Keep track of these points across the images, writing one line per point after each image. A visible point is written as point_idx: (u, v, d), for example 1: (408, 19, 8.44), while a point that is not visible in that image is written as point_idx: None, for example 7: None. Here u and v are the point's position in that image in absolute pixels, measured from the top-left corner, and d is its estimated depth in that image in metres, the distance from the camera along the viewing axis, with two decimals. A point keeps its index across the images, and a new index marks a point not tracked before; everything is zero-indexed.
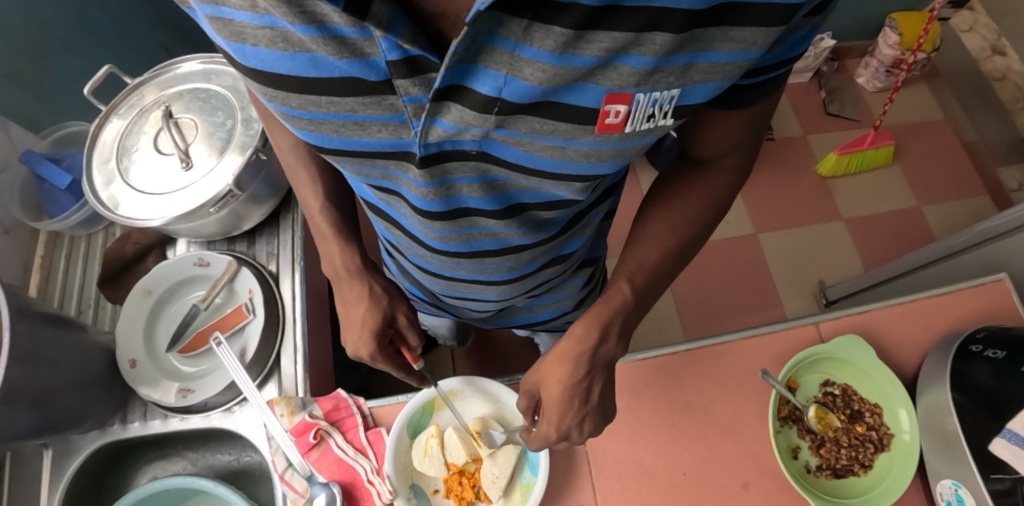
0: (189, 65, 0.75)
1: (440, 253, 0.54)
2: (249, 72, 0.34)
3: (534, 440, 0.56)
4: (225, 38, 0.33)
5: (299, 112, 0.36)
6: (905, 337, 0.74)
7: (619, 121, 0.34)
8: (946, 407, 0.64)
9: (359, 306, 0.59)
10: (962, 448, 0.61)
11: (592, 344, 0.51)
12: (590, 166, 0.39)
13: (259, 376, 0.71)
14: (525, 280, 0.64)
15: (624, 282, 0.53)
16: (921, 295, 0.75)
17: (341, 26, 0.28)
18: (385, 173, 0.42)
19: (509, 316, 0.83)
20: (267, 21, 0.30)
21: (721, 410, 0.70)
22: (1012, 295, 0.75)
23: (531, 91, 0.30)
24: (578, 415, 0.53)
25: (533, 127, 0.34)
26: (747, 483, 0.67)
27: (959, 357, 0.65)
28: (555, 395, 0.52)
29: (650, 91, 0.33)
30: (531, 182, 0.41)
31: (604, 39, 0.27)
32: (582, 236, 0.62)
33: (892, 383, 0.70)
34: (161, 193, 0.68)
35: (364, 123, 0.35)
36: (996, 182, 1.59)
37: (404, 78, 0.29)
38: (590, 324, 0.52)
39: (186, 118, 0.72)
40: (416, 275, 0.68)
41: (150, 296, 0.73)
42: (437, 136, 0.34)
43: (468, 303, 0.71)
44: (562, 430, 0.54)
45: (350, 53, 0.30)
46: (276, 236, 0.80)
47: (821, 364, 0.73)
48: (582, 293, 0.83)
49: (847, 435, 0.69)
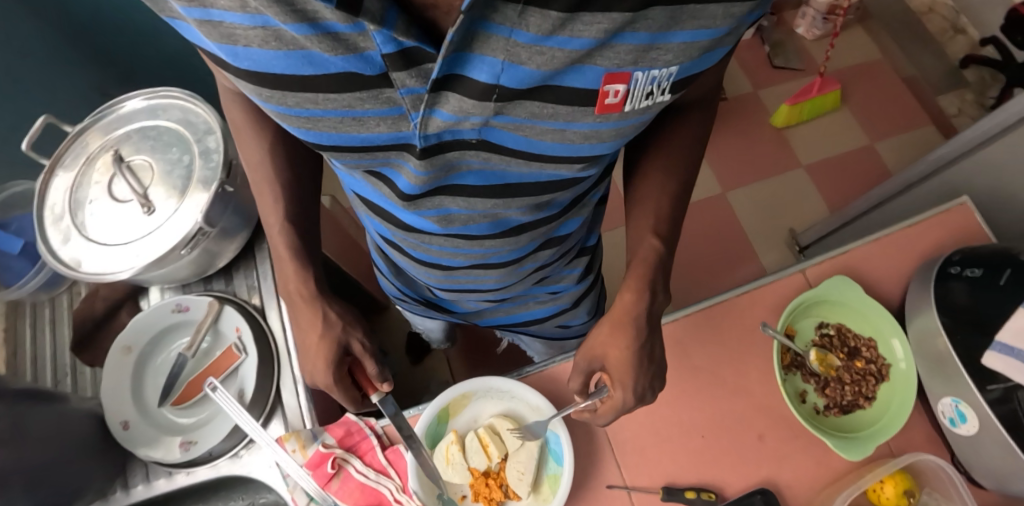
0: (132, 104, 0.72)
1: (439, 237, 0.54)
2: (242, 73, 0.34)
3: (607, 410, 0.57)
4: (215, 40, 0.32)
5: (297, 110, 0.35)
6: (884, 270, 0.76)
7: (618, 100, 0.34)
8: (935, 330, 0.67)
9: (310, 328, 0.59)
10: (954, 364, 0.64)
11: (646, 303, 0.55)
12: (590, 148, 0.39)
13: (262, 415, 0.68)
14: (525, 263, 0.64)
15: (650, 235, 0.56)
16: (891, 229, 0.78)
17: (333, 22, 0.28)
18: (382, 162, 0.41)
19: (505, 311, 0.83)
20: (259, 21, 0.29)
21: (729, 371, 0.71)
22: (976, 217, 0.78)
23: (530, 76, 0.30)
24: (647, 375, 0.55)
25: (533, 111, 0.34)
26: (763, 434, 0.69)
27: (937, 280, 0.68)
28: (620, 360, 0.55)
29: (647, 69, 0.33)
30: (531, 167, 0.41)
31: (601, 21, 0.27)
32: (580, 217, 0.63)
33: (882, 317, 0.73)
34: (125, 242, 0.64)
35: (363, 118, 0.34)
36: (938, 111, 1.66)
37: (400, 71, 0.29)
38: (639, 288, 0.55)
39: (139, 160, 0.68)
40: (413, 270, 0.68)
41: (132, 352, 0.69)
42: (436, 126, 0.34)
43: (468, 294, 0.72)
44: (637, 392, 0.55)
45: (344, 49, 0.29)
46: (254, 268, 0.77)
47: (814, 308, 0.75)
48: (582, 289, 0.83)
49: (848, 373, 0.71)
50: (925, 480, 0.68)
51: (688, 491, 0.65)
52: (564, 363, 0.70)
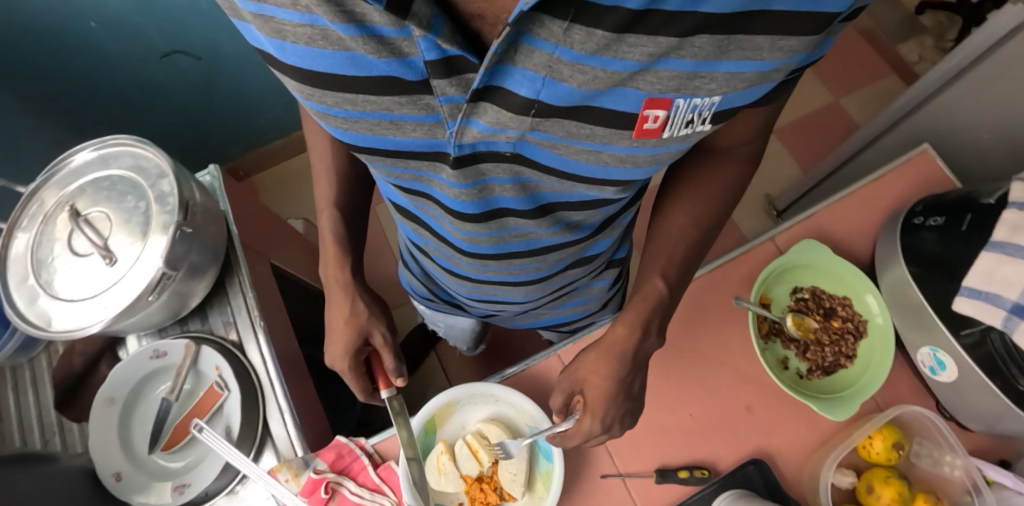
0: (81, 156, 0.71)
1: (470, 255, 0.55)
2: (288, 69, 0.34)
3: (574, 436, 0.57)
4: (266, 34, 0.33)
5: (335, 110, 0.36)
6: (852, 228, 0.77)
7: (657, 125, 0.34)
8: (905, 283, 0.67)
9: (338, 312, 0.63)
10: (929, 315, 0.65)
11: (635, 342, 0.55)
12: (625, 171, 0.39)
13: (253, 449, 0.69)
14: (552, 279, 0.65)
15: (657, 278, 0.56)
16: (856, 186, 0.78)
17: (381, 26, 0.28)
18: (416, 176, 0.42)
19: (530, 318, 0.83)
20: (308, 19, 0.30)
21: (711, 347, 0.72)
22: (938, 162, 0.79)
23: (570, 94, 0.30)
24: (621, 407, 0.56)
25: (569, 131, 0.34)
26: (750, 406, 0.69)
27: (905, 232, 0.69)
28: (600, 390, 0.55)
29: (689, 97, 0.32)
30: (563, 186, 0.42)
31: (648, 45, 0.27)
32: (610, 237, 0.62)
33: (851, 271, 0.73)
34: (92, 296, 0.64)
35: (399, 122, 0.35)
36: (898, 60, 1.65)
37: (441, 79, 0.29)
38: (631, 324, 0.55)
39: (96, 211, 0.68)
40: (442, 275, 0.70)
41: (115, 403, 0.69)
42: (471, 137, 0.34)
43: (495, 304, 0.73)
44: (604, 424, 0.56)
45: (388, 52, 0.30)
46: (227, 304, 0.77)
47: (786, 275, 0.76)
48: (609, 292, 0.84)
49: (826, 333, 0.71)
50: (913, 429, 0.68)
51: (681, 470, 0.66)
52: (546, 360, 0.71)
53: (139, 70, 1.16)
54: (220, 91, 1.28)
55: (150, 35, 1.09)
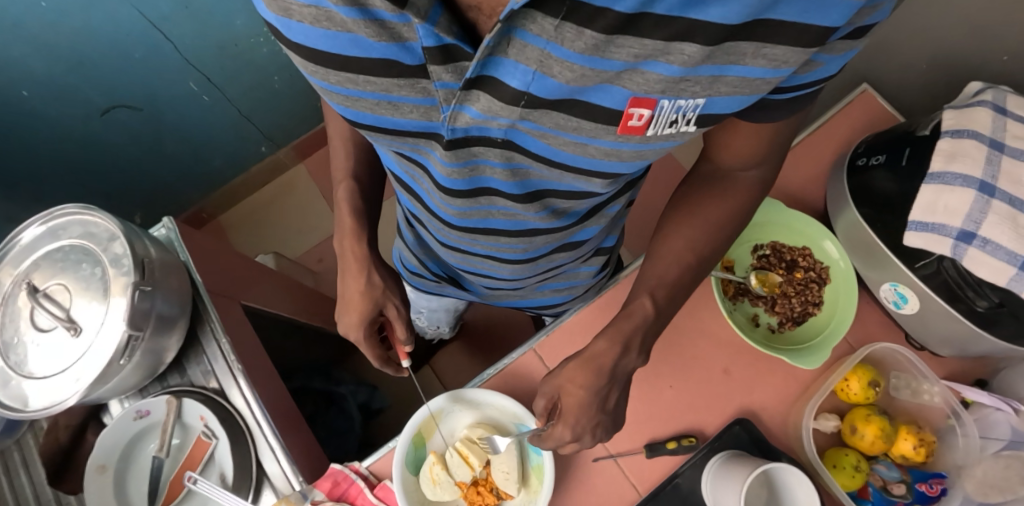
0: (30, 232, 0.71)
1: (459, 229, 0.56)
2: (294, 46, 0.35)
3: (548, 442, 0.57)
4: (273, 11, 0.33)
5: (338, 89, 0.36)
6: (803, 179, 0.78)
7: (642, 123, 0.34)
8: (857, 222, 0.69)
9: (354, 283, 0.65)
10: (882, 251, 0.66)
11: (614, 357, 0.53)
12: (610, 164, 0.39)
13: (251, 491, 0.70)
14: (539, 261, 0.65)
15: (645, 296, 0.55)
16: (804, 135, 0.79)
17: (381, 11, 0.29)
18: (413, 148, 0.42)
19: (518, 297, 0.84)
20: (314, 1, 0.31)
21: (682, 317, 0.72)
22: (878, 100, 0.80)
23: (558, 88, 0.31)
24: (593, 419, 0.55)
25: (558, 122, 0.34)
26: (728, 368, 0.71)
27: (853, 174, 0.70)
28: (577, 399, 0.54)
29: (674, 98, 0.32)
30: (552, 173, 0.42)
31: (634, 45, 0.28)
32: (598, 225, 0.62)
33: (806, 221, 0.74)
34: (62, 370, 0.64)
35: (397, 103, 0.35)
36: None
37: (438, 65, 0.30)
38: (614, 338, 0.54)
39: (53, 284, 0.67)
40: (435, 246, 0.70)
41: (107, 470, 0.69)
42: (464, 122, 0.34)
43: (483, 279, 0.74)
44: (575, 433, 0.55)
45: (388, 37, 0.31)
46: (203, 353, 0.77)
47: (746, 234, 0.77)
48: (596, 279, 0.84)
49: (790, 285, 0.72)
50: (889, 364, 0.70)
51: (670, 441, 0.67)
52: (524, 356, 0.72)
53: (79, 131, 1.14)
54: (168, 138, 1.27)
55: (89, 94, 1.08)
